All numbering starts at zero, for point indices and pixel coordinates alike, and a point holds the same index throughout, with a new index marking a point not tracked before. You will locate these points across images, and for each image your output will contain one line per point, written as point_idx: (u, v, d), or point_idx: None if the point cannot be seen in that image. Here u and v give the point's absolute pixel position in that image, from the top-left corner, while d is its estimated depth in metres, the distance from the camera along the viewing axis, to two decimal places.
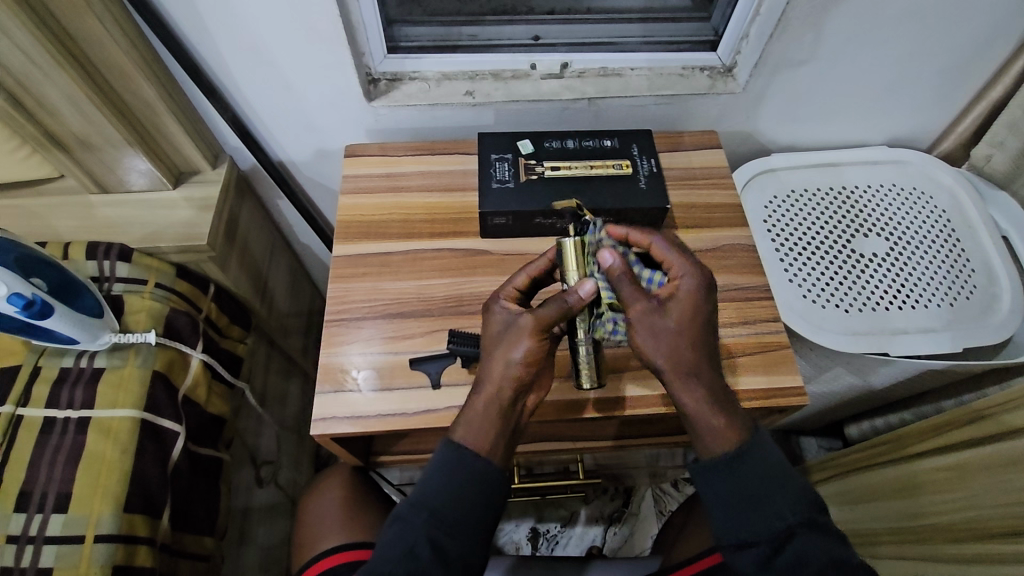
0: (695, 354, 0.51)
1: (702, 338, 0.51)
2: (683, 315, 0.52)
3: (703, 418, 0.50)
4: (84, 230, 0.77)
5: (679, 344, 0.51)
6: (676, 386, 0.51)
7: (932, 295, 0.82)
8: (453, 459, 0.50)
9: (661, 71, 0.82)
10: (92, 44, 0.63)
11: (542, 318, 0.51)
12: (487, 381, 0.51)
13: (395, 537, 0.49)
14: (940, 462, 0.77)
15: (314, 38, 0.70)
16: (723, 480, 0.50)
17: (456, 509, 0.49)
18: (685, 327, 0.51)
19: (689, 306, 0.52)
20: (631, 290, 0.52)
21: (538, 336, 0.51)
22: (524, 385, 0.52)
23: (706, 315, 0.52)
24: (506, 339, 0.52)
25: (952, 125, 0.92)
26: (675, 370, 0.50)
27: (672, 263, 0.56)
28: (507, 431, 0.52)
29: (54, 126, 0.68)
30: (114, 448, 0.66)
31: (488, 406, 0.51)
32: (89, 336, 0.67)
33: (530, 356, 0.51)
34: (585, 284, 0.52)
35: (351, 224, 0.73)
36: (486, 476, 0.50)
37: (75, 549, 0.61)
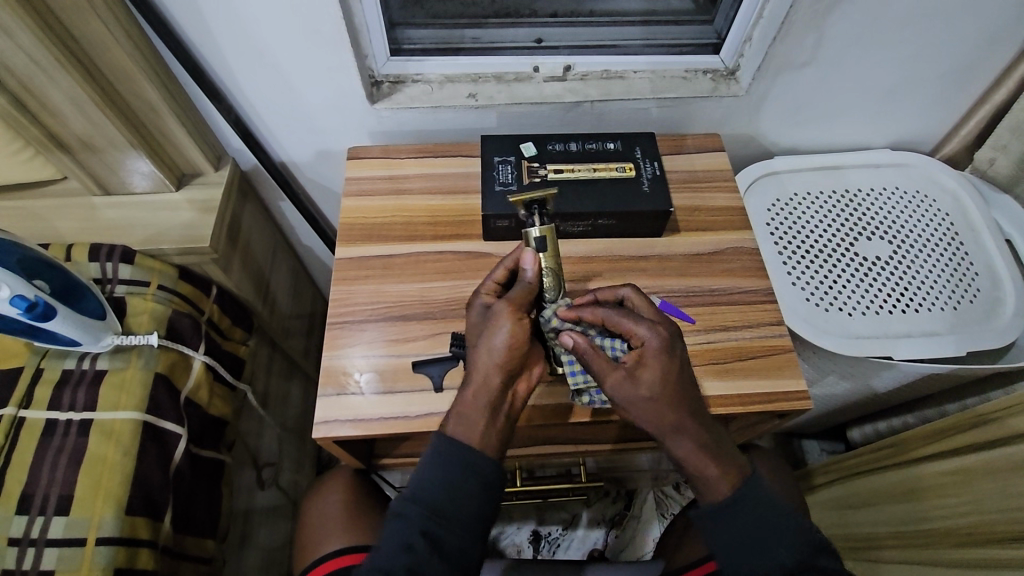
0: (676, 414, 0.51)
1: (682, 399, 0.51)
2: (656, 379, 0.51)
3: (698, 471, 0.52)
4: (87, 232, 0.77)
5: (658, 410, 0.51)
6: (667, 442, 0.52)
7: (935, 298, 0.81)
8: (447, 452, 0.50)
9: (664, 73, 0.82)
10: (96, 46, 0.63)
11: (514, 301, 0.54)
12: (475, 374, 0.52)
13: (394, 533, 0.49)
14: (944, 466, 0.76)
15: (317, 40, 0.70)
16: (719, 521, 0.52)
17: (453, 505, 0.50)
18: (661, 395, 0.51)
19: (661, 373, 0.51)
20: (601, 369, 0.52)
21: (517, 319, 0.52)
22: (512, 372, 0.52)
23: (678, 376, 0.52)
24: (487, 331, 0.52)
25: (955, 128, 0.92)
26: (659, 432, 0.52)
27: (628, 327, 0.54)
28: (500, 421, 0.52)
29: (57, 128, 0.68)
30: (117, 450, 0.65)
31: (477, 398, 0.51)
32: (91, 338, 0.67)
33: (514, 343, 0.52)
34: (526, 257, 0.56)
35: (354, 226, 0.73)
36: (483, 470, 0.50)
37: (77, 551, 0.61)
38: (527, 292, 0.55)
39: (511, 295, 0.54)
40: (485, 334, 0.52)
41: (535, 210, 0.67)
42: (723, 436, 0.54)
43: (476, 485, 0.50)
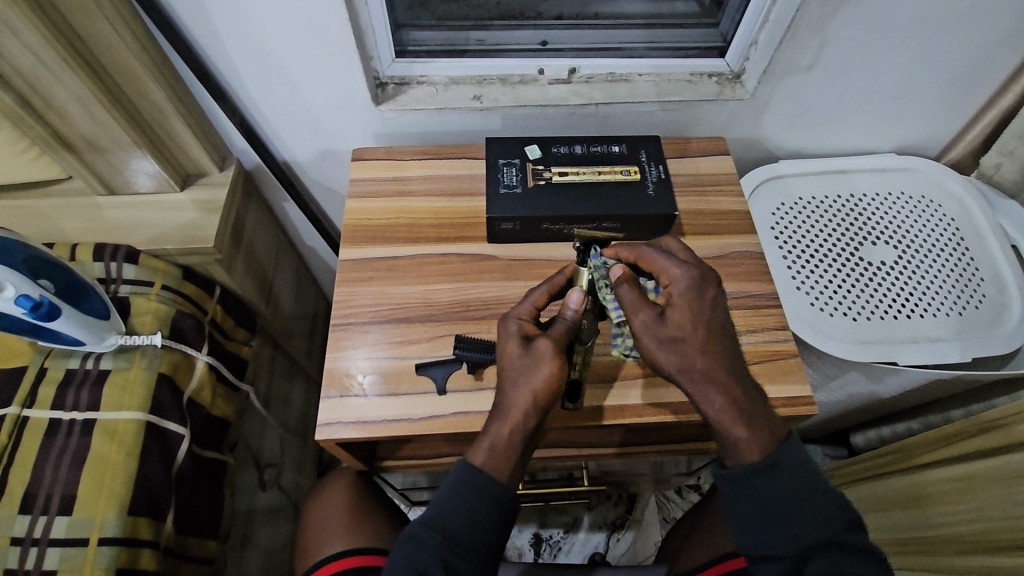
0: (707, 357, 0.52)
1: (714, 341, 0.53)
2: (687, 319, 0.53)
3: (724, 427, 0.51)
4: (91, 232, 0.77)
5: (688, 352, 0.52)
6: (692, 393, 0.52)
7: (941, 304, 0.81)
8: (466, 483, 0.50)
9: (669, 77, 0.81)
10: (101, 46, 0.63)
11: (555, 339, 0.54)
12: (510, 410, 0.51)
13: (407, 555, 0.50)
14: (948, 473, 0.76)
15: (323, 41, 0.70)
16: (741, 489, 0.50)
17: (466, 533, 0.50)
18: (691, 332, 0.52)
19: (688, 312, 0.53)
20: (633, 301, 0.54)
21: (558, 361, 0.53)
22: (547, 414, 0.53)
23: (711, 316, 0.54)
24: (528, 367, 0.52)
25: (961, 133, 0.92)
26: (685, 375, 0.52)
27: (660, 268, 0.57)
28: (526, 461, 0.52)
29: (62, 127, 0.68)
30: (120, 450, 0.65)
31: (512, 436, 0.51)
32: (95, 338, 0.67)
33: (552, 385, 0.52)
34: (571, 294, 0.55)
35: (358, 228, 0.73)
36: (499, 499, 0.51)
37: (79, 551, 0.61)
38: (567, 331, 0.55)
39: (553, 333, 0.54)
40: (526, 370, 0.52)
41: (542, 213, 0.67)
42: (758, 399, 0.52)
43: (490, 514, 0.51)
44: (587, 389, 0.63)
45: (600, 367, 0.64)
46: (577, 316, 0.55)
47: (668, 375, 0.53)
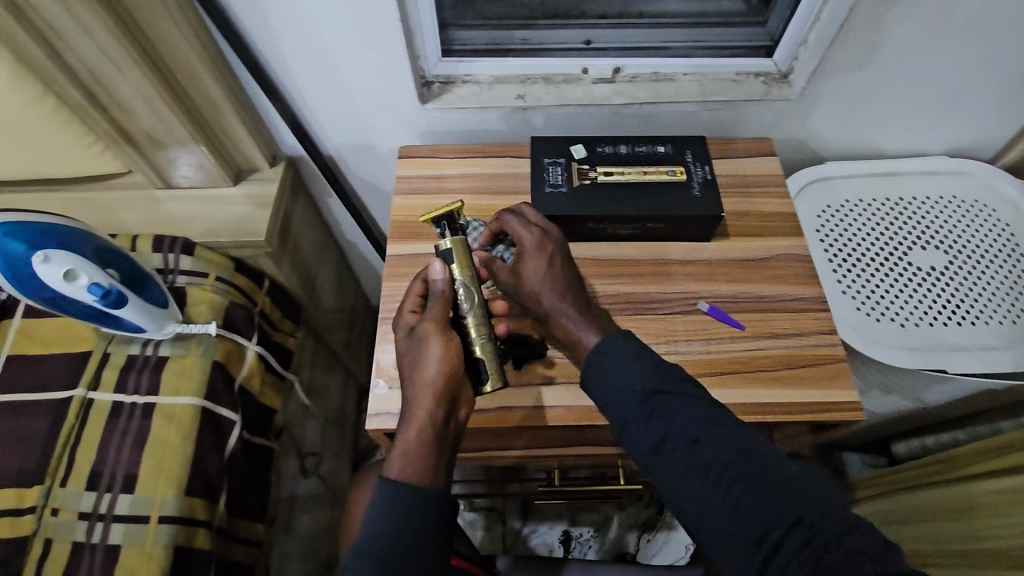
0: (560, 290, 0.57)
1: (560, 279, 0.58)
2: (540, 259, 0.59)
3: (582, 350, 0.55)
4: (150, 224, 0.80)
5: (552, 283, 0.57)
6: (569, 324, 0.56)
7: (994, 312, 0.79)
8: (387, 494, 0.50)
9: (714, 76, 0.81)
10: (165, 44, 0.66)
11: (434, 318, 0.56)
12: (413, 407, 0.53)
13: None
14: (999, 485, 0.74)
15: (373, 40, 0.71)
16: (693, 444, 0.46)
17: (400, 542, 0.49)
18: (538, 270, 0.58)
19: (541, 255, 0.59)
20: (527, 254, 0.59)
21: (445, 341, 0.55)
22: (451, 397, 0.54)
23: (556, 262, 0.59)
24: (420, 359, 0.54)
25: (1019, 135, 0.89)
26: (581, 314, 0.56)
27: (510, 225, 0.62)
28: (445, 452, 0.53)
29: (126, 122, 0.71)
30: (178, 433, 0.68)
31: (421, 432, 0.52)
32: (155, 325, 0.71)
33: (446, 363, 0.54)
34: (435, 266, 0.58)
35: (404, 224, 0.74)
36: (427, 495, 0.51)
37: (141, 528, 0.64)
38: (443, 304, 0.57)
39: (431, 312, 0.56)
40: (420, 364, 0.54)
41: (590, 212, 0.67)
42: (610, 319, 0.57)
43: (421, 515, 0.50)
44: None
45: None
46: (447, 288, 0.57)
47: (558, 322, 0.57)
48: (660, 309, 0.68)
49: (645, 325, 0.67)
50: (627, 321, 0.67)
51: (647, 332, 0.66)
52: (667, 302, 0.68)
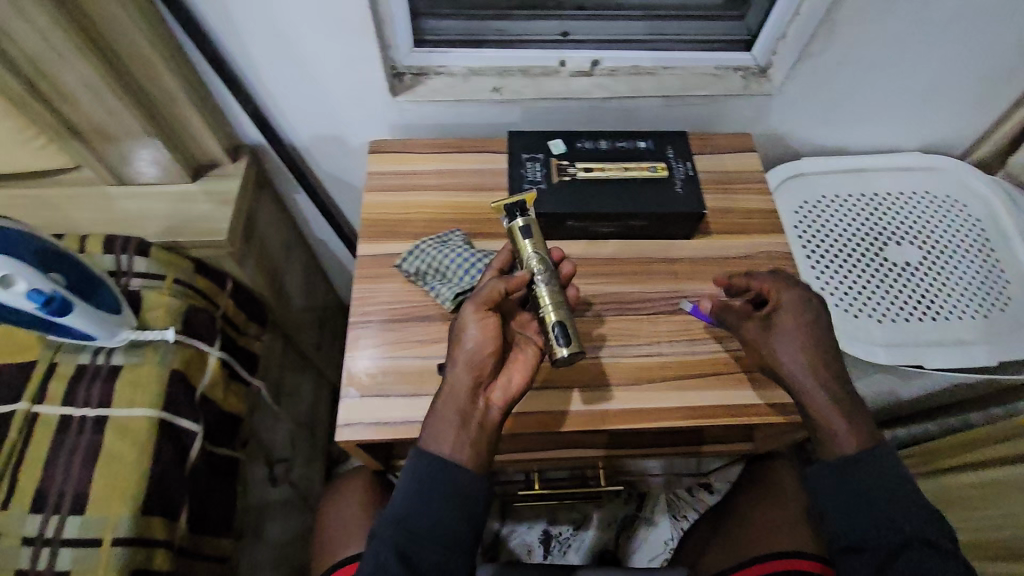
0: (815, 349, 0.55)
1: (810, 339, 0.55)
2: (793, 318, 0.56)
3: (833, 420, 0.54)
4: (101, 223, 0.75)
5: (801, 356, 0.55)
6: (809, 390, 0.54)
7: (967, 306, 0.80)
8: (422, 470, 0.51)
9: (693, 70, 0.79)
10: (114, 31, 0.61)
11: (477, 300, 0.54)
12: (444, 386, 0.53)
13: (371, 554, 0.50)
14: (974, 478, 0.75)
15: (341, 28, 0.68)
16: (837, 475, 0.53)
17: (427, 523, 0.50)
18: (792, 332, 0.56)
19: (798, 322, 0.56)
20: (782, 316, 0.57)
21: (479, 322, 0.53)
22: (479, 378, 0.52)
23: (812, 318, 0.56)
24: (455, 335, 0.54)
25: (988, 132, 0.90)
26: (801, 372, 0.55)
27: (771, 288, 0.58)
28: (472, 432, 0.51)
29: (71, 114, 0.66)
30: (133, 448, 0.64)
31: (445, 408, 0.52)
32: (106, 332, 0.66)
33: (474, 345, 0.52)
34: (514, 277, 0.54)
35: (376, 223, 0.71)
36: (462, 483, 0.51)
37: (92, 553, 0.60)
38: (496, 291, 0.54)
39: (479, 294, 0.54)
40: (455, 341, 0.54)
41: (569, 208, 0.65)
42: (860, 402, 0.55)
43: (451, 502, 0.51)
44: (611, 391, 0.61)
45: (625, 370, 0.62)
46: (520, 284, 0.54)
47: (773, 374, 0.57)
48: (642, 308, 0.66)
49: (627, 326, 0.65)
50: (608, 322, 0.65)
51: (629, 333, 0.64)
52: (649, 302, 0.66)
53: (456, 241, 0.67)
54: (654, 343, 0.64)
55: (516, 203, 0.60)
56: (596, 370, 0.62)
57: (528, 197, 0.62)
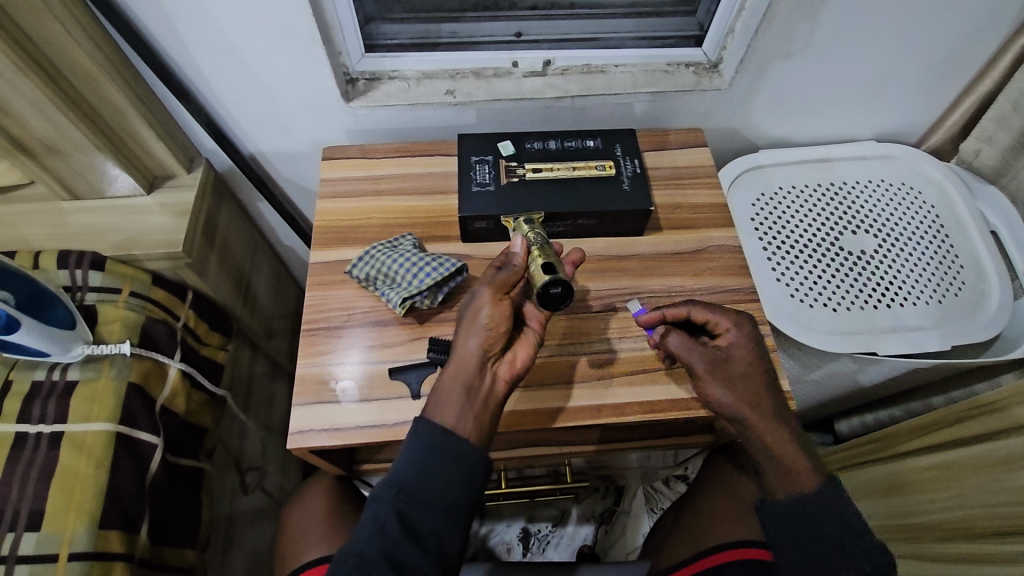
0: (768, 389, 0.57)
1: (762, 377, 0.57)
2: (751, 356, 0.58)
3: (794, 461, 0.56)
4: (54, 238, 0.75)
5: (757, 391, 0.57)
6: (763, 429, 0.56)
7: (920, 292, 0.81)
8: (428, 437, 0.50)
9: (646, 67, 0.80)
10: (58, 51, 0.61)
11: (495, 282, 0.54)
12: (453, 359, 0.52)
13: (370, 515, 0.48)
14: (929, 460, 0.76)
15: (288, 37, 0.68)
16: (786, 513, 0.56)
17: (430, 491, 0.49)
18: (751, 373, 0.57)
19: (751, 357, 0.58)
20: (740, 352, 0.58)
21: (497, 300, 0.53)
22: (491, 353, 0.52)
23: (764, 359, 0.59)
24: (469, 312, 0.53)
25: (941, 119, 0.91)
26: (758, 415, 0.56)
27: (719, 321, 0.60)
28: (477, 406, 0.51)
29: (17, 130, 0.65)
30: (89, 463, 0.66)
31: (453, 381, 0.51)
32: (60, 349, 0.67)
33: (490, 323, 0.52)
34: (515, 240, 0.58)
35: (330, 229, 0.71)
36: (465, 455, 0.50)
37: (48, 568, 0.61)
38: (510, 276, 0.55)
39: (495, 277, 0.55)
40: (467, 317, 0.53)
41: (526, 214, 0.66)
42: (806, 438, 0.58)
43: (456, 473, 0.49)
44: (561, 390, 0.62)
45: (576, 369, 0.63)
46: (522, 258, 0.57)
47: (728, 416, 0.57)
48: (592, 306, 0.67)
49: (577, 324, 0.66)
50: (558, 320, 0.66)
51: (578, 331, 0.65)
52: (600, 299, 0.67)
53: (406, 245, 0.68)
54: (604, 340, 0.65)
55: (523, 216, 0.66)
56: (546, 369, 0.63)
57: (536, 216, 0.66)
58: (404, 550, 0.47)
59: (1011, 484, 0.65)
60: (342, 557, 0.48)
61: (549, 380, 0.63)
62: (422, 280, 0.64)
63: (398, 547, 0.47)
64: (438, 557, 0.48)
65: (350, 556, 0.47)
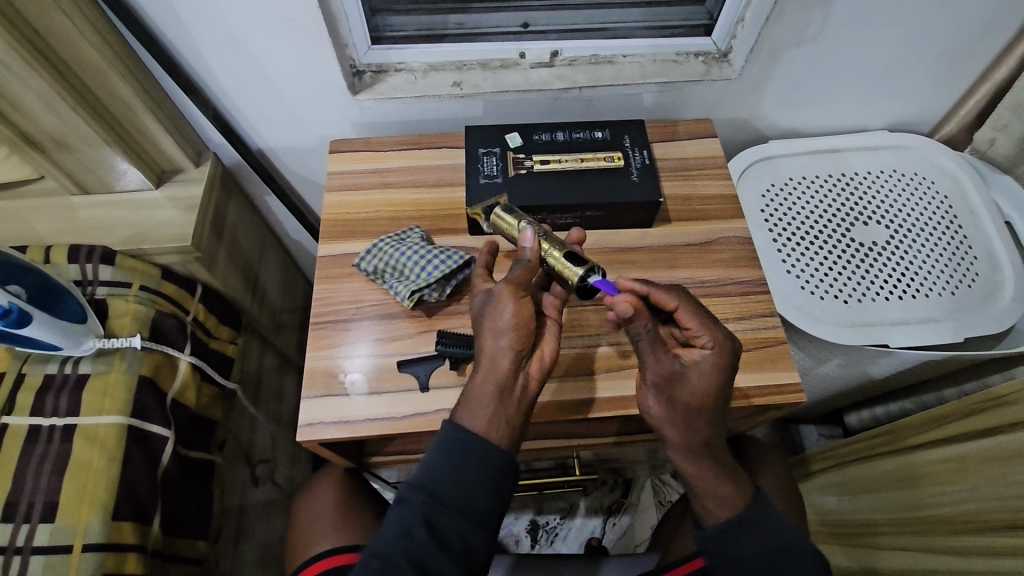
0: (709, 426, 0.53)
1: (709, 412, 0.52)
2: (707, 390, 0.52)
3: (710, 488, 0.54)
4: (65, 232, 0.75)
5: (696, 423, 0.52)
6: (681, 455, 0.54)
7: (933, 284, 0.80)
8: (453, 439, 0.49)
9: (655, 57, 0.79)
10: (64, 42, 0.61)
11: (513, 281, 0.54)
12: (482, 360, 0.52)
13: (396, 518, 0.49)
14: (942, 454, 0.76)
15: (292, 29, 0.67)
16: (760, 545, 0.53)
17: (455, 494, 0.48)
18: (694, 408, 0.52)
19: (710, 386, 0.52)
20: (691, 383, 0.52)
21: (520, 297, 0.53)
22: (522, 352, 0.52)
23: (724, 393, 0.52)
24: (491, 312, 0.53)
25: (954, 108, 0.90)
26: (680, 443, 0.53)
27: (696, 330, 0.54)
28: (512, 408, 0.51)
29: (27, 126, 0.65)
30: (101, 455, 0.66)
31: (486, 383, 0.50)
32: (72, 343, 0.68)
33: (519, 323, 0.52)
34: (525, 235, 0.56)
35: (338, 223, 0.71)
36: (492, 459, 0.49)
37: (64, 558, 0.62)
38: (526, 272, 0.55)
39: (511, 275, 0.55)
40: (490, 318, 0.53)
41: (491, 200, 0.66)
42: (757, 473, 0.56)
43: (482, 475, 0.49)
44: (572, 382, 0.62)
45: (587, 361, 0.63)
46: (534, 252, 0.56)
47: (652, 423, 0.55)
48: (602, 298, 0.66)
49: (587, 316, 0.65)
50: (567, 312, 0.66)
51: (588, 323, 0.65)
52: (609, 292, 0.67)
53: (414, 237, 0.68)
54: (618, 332, 0.64)
55: (492, 206, 0.65)
56: (562, 361, 0.63)
57: (501, 197, 0.66)
58: (430, 554, 0.47)
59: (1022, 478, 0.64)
60: (366, 558, 0.48)
61: (560, 371, 0.62)
62: (437, 271, 0.63)
63: (424, 551, 0.47)
64: (464, 559, 0.48)
65: (376, 557, 0.47)
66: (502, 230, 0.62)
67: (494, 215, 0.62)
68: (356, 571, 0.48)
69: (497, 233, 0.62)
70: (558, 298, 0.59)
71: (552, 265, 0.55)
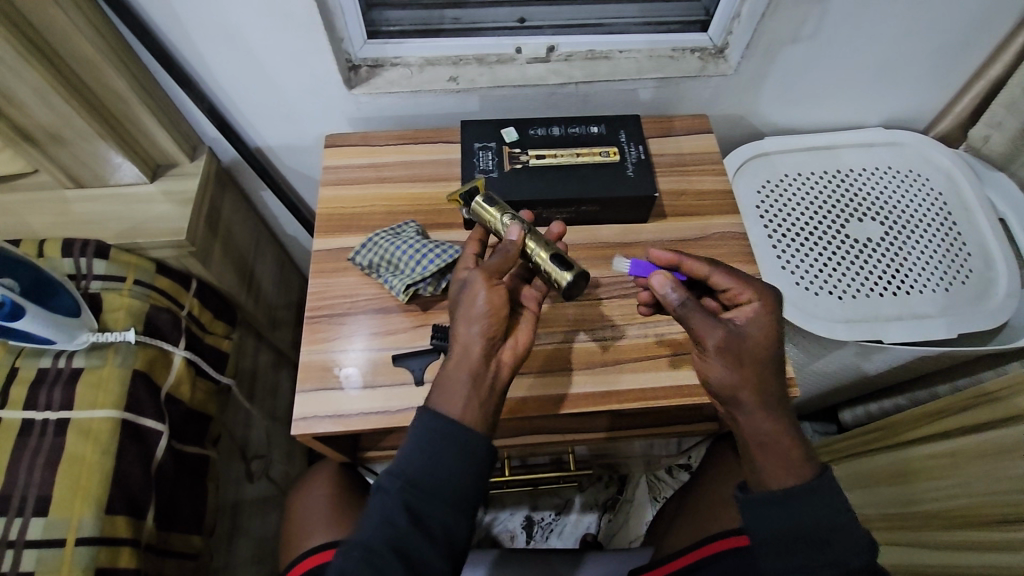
0: (771, 377, 0.53)
1: (772, 364, 0.54)
2: (764, 334, 0.54)
3: (779, 448, 0.53)
4: (58, 226, 0.75)
5: (763, 370, 0.53)
6: (756, 415, 0.53)
7: (926, 280, 0.80)
8: (433, 430, 0.49)
9: (650, 53, 0.78)
10: (58, 36, 0.60)
11: (488, 270, 0.54)
12: (455, 346, 0.52)
13: (377, 507, 0.48)
14: (935, 449, 0.76)
15: (288, 24, 0.67)
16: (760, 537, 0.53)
17: (435, 482, 0.48)
18: (759, 358, 0.53)
19: (765, 330, 0.54)
20: (751, 330, 0.54)
21: (493, 285, 0.53)
22: (495, 338, 0.52)
23: (778, 342, 0.55)
24: (465, 299, 0.53)
25: (949, 104, 0.90)
26: (752, 398, 0.53)
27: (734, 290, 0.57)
28: (484, 393, 0.51)
29: (18, 119, 0.65)
30: (95, 449, 0.66)
31: (459, 369, 0.51)
32: (65, 336, 0.68)
33: (490, 310, 0.52)
34: (511, 230, 0.56)
35: (333, 217, 0.71)
36: (473, 450, 0.49)
37: (56, 552, 0.62)
38: (503, 260, 0.55)
39: (487, 263, 0.55)
40: (464, 305, 0.53)
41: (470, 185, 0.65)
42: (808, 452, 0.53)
43: (461, 463, 0.49)
44: (560, 376, 0.62)
45: (578, 354, 0.63)
46: (518, 246, 0.56)
47: (721, 395, 0.54)
48: (596, 293, 0.66)
49: (580, 311, 0.65)
50: (561, 307, 0.66)
51: (581, 318, 0.65)
52: (604, 288, 0.67)
53: (408, 232, 0.68)
54: (610, 327, 0.64)
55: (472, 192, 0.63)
56: (545, 356, 0.63)
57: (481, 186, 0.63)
58: (411, 541, 0.47)
59: (1013, 473, 0.64)
60: (347, 549, 0.48)
61: (550, 367, 0.62)
62: (427, 266, 0.63)
63: (405, 538, 0.47)
64: (446, 547, 0.48)
65: (358, 547, 0.47)
66: (486, 222, 0.61)
67: (477, 204, 0.62)
68: (338, 564, 0.48)
69: (479, 223, 0.62)
70: (537, 291, 0.59)
71: (539, 265, 0.56)
